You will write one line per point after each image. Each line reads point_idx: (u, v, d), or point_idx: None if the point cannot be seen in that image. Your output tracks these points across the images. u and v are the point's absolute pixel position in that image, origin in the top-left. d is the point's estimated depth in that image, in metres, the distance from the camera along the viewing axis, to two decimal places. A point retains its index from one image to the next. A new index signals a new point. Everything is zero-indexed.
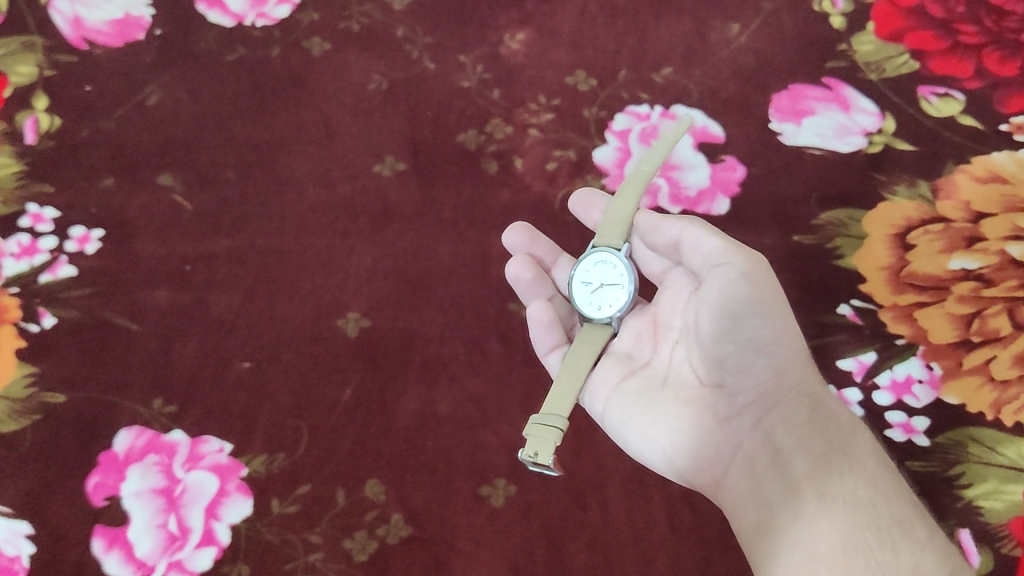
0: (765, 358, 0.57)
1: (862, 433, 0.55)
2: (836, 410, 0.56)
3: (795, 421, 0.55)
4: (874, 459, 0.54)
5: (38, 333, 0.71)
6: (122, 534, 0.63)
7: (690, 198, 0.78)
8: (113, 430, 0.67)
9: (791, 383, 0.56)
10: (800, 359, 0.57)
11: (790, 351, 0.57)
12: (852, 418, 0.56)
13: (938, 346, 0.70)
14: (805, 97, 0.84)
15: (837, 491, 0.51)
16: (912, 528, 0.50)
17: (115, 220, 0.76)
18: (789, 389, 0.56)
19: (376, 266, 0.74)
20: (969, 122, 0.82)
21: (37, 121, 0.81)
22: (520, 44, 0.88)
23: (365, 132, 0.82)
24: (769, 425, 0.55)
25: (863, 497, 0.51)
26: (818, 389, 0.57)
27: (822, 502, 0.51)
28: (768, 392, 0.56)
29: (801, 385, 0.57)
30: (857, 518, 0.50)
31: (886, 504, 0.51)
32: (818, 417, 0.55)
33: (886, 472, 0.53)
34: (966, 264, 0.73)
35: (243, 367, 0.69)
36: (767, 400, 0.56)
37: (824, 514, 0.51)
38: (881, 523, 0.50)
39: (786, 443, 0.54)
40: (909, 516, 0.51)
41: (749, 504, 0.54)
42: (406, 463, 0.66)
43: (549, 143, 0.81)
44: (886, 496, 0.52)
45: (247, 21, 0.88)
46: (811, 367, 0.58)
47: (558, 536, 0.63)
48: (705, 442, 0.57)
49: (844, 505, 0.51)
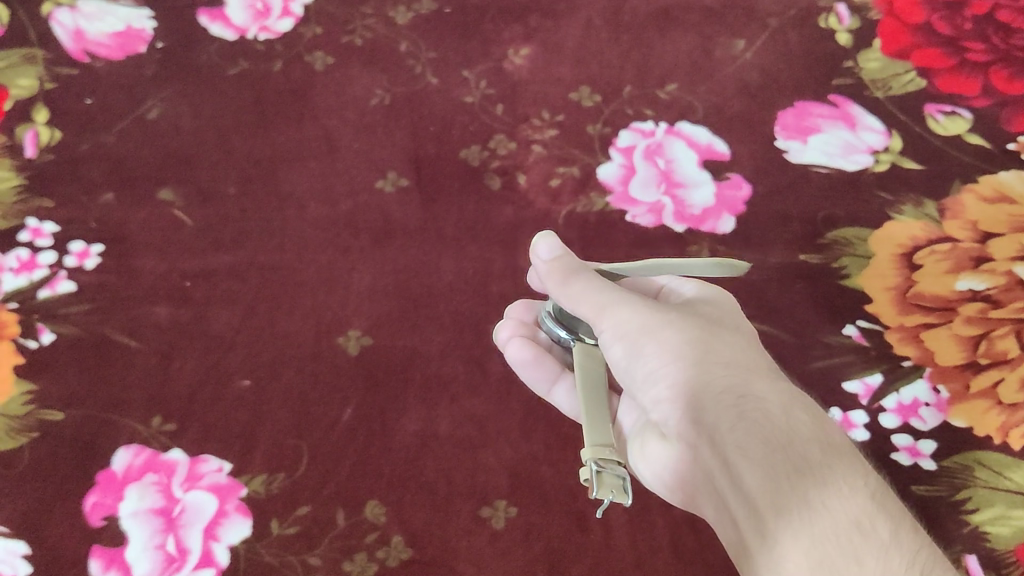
0: (678, 365, 0.54)
1: (798, 416, 0.51)
2: (764, 396, 0.52)
3: (727, 425, 0.51)
4: (816, 446, 0.50)
5: (36, 349, 0.70)
6: (119, 555, 0.62)
7: (694, 217, 0.77)
8: (111, 449, 0.66)
9: (715, 382, 0.53)
10: (721, 364, 0.54)
11: (704, 352, 0.54)
12: (785, 402, 0.52)
13: (945, 368, 0.70)
14: (811, 114, 0.83)
15: (786, 496, 0.47)
16: (872, 528, 0.46)
17: (115, 235, 0.75)
18: (711, 389, 0.53)
19: (378, 283, 0.74)
20: (976, 142, 0.82)
21: (37, 134, 0.80)
22: (523, 59, 0.87)
23: (367, 147, 0.81)
24: (709, 435, 0.52)
25: (815, 500, 0.47)
26: (742, 378, 0.53)
27: (779, 513, 0.47)
28: (694, 403, 0.53)
29: (721, 379, 0.53)
30: (814, 528, 0.46)
31: (838, 500, 0.47)
32: (748, 414, 0.51)
33: (835, 460, 0.49)
34: (973, 284, 0.73)
35: (243, 385, 0.69)
36: (690, 411, 0.53)
37: (784, 528, 0.47)
38: (839, 530, 0.46)
39: (728, 450, 0.50)
40: (867, 513, 0.47)
41: (724, 526, 0.50)
42: (406, 484, 0.65)
43: (553, 159, 0.81)
44: (835, 490, 0.48)
45: (249, 34, 0.88)
46: (733, 358, 0.54)
47: (560, 560, 0.63)
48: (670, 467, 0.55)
49: (798, 513, 0.47)
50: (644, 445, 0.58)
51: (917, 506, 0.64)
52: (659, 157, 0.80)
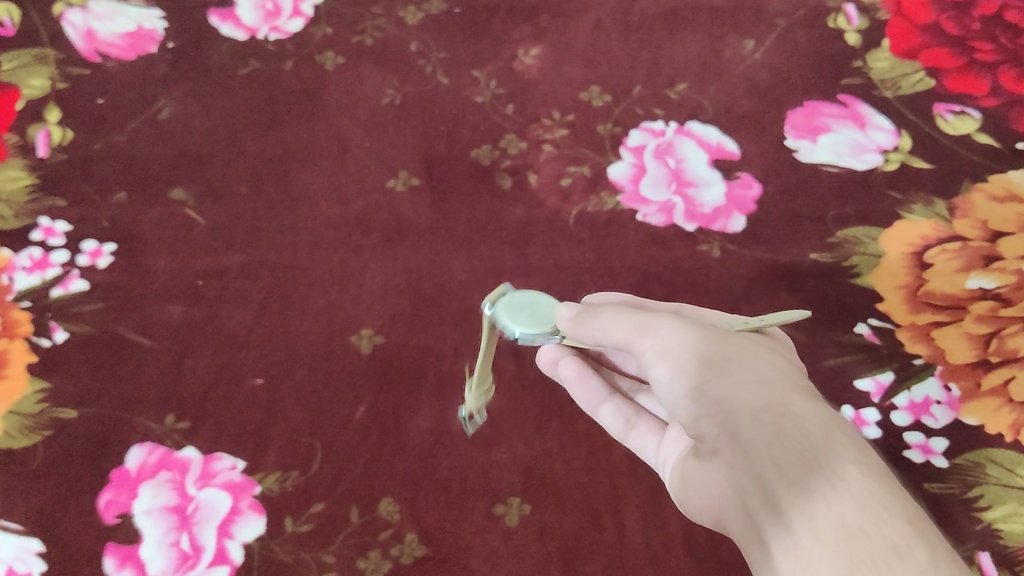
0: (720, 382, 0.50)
1: (835, 439, 0.46)
2: (806, 419, 0.47)
3: (766, 440, 0.46)
4: (858, 472, 0.44)
5: (49, 348, 0.70)
6: (134, 552, 0.62)
7: (705, 216, 0.77)
8: (125, 447, 0.66)
9: (751, 400, 0.48)
10: (756, 381, 0.50)
11: (744, 373, 0.51)
12: (830, 427, 0.47)
13: (956, 367, 0.70)
14: (820, 114, 0.83)
15: (820, 514, 0.42)
16: (910, 553, 0.40)
17: (127, 235, 0.75)
18: (747, 406, 0.48)
19: (390, 282, 0.74)
20: (985, 141, 0.82)
21: (49, 134, 0.80)
22: (534, 59, 0.88)
23: (378, 147, 0.81)
24: (743, 451, 0.47)
25: (851, 520, 0.42)
26: (782, 401, 0.49)
27: (811, 532, 0.42)
28: (730, 416, 0.48)
29: (763, 398, 0.48)
30: (849, 548, 0.41)
31: (878, 523, 0.42)
32: (788, 432, 0.46)
33: (879, 486, 0.44)
34: (983, 283, 0.73)
35: (256, 383, 0.69)
36: (724, 428, 0.48)
37: (815, 545, 0.41)
38: (875, 553, 0.40)
39: (762, 466, 0.45)
40: (905, 537, 0.41)
41: (750, 545, 0.45)
42: (420, 482, 0.65)
43: (564, 159, 0.81)
44: (876, 513, 0.42)
45: (260, 34, 0.88)
46: (768, 378, 0.50)
47: (574, 557, 0.63)
48: (696, 487, 0.50)
49: (833, 532, 0.41)
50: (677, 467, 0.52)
51: (930, 504, 0.64)
52: (669, 157, 0.81)
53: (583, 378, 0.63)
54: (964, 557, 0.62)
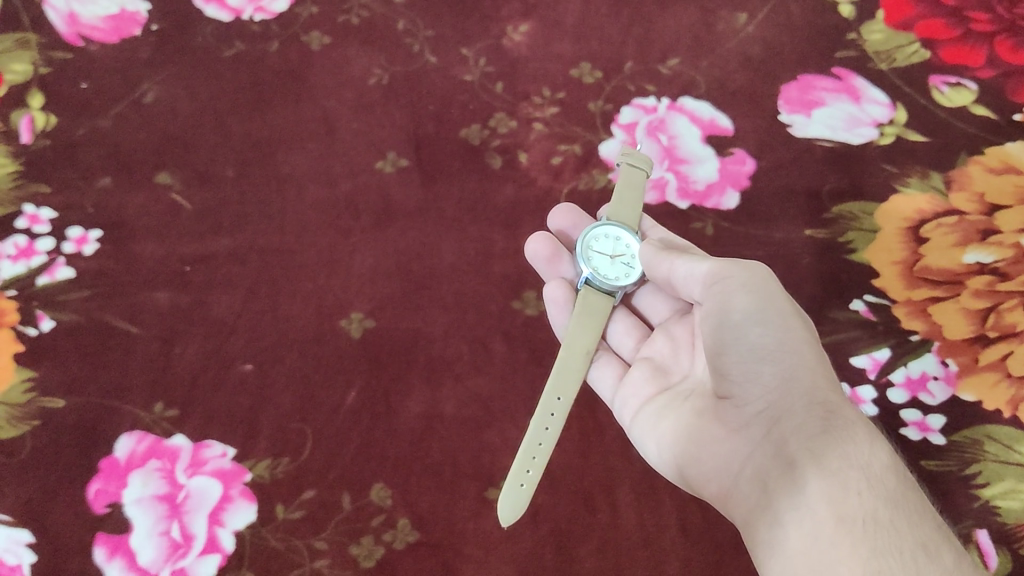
0: (771, 365, 0.53)
1: (878, 446, 0.49)
2: (855, 419, 0.50)
3: (808, 431, 0.50)
4: (893, 474, 0.48)
5: (36, 336, 0.69)
6: (123, 542, 0.61)
7: (698, 192, 0.76)
8: (114, 436, 0.65)
9: (804, 392, 0.51)
10: (814, 365, 0.53)
11: (803, 362, 0.53)
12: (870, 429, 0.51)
13: (954, 342, 0.69)
14: (814, 87, 0.82)
15: (854, 508, 0.46)
16: (938, 554, 0.45)
17: (114, 221, 0.74)
18: (805, 398, 0.51)
19: (379, 264, 0.73)
20: (981, 112, 0.81)
21: (32, 120, 0.79)
22: (523, 35, 0.87)
23: (367, 128, 0.80)
24: (779, 435, 0.51)
25: (884, 518, 0.46)
26: (835, 396, 0.52)
27: (839, 522, 0.46)
28: (778, 400, 0.52)
29: (819, 390, 0.52)
30: (877, 542, 0.45)
31: (908, 526, 0.46)
32: (834, 427, 0.49)
33: (909, 490, 0.48)
34: (980, 257, 0.72)
35: (245, 369, 0.68)
36: (776, 411, 0.51)
37: (843, 535, 0.45)
38: (904, 548, 0.45)
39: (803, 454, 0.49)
40: (933, 539, 0.46)
41: (760, 522, 0.49)
42: (412, 465, 0.64)
43: (555, 137, 0.80)
44: (905, 516, 0.46)
45: (244, 15, 0.87)
46: (827, 378, 0.53)
47: (569, 539, 0.62)
48: (710, 450, 0.54)
49: (864, 526, 0.45)
50: (694, 427, 0.56)
51: (927, 481, 0.63)
52: (661, 133, 0.79)
53: (550, 257, 0.68)
54: (961, 534, 0.62)
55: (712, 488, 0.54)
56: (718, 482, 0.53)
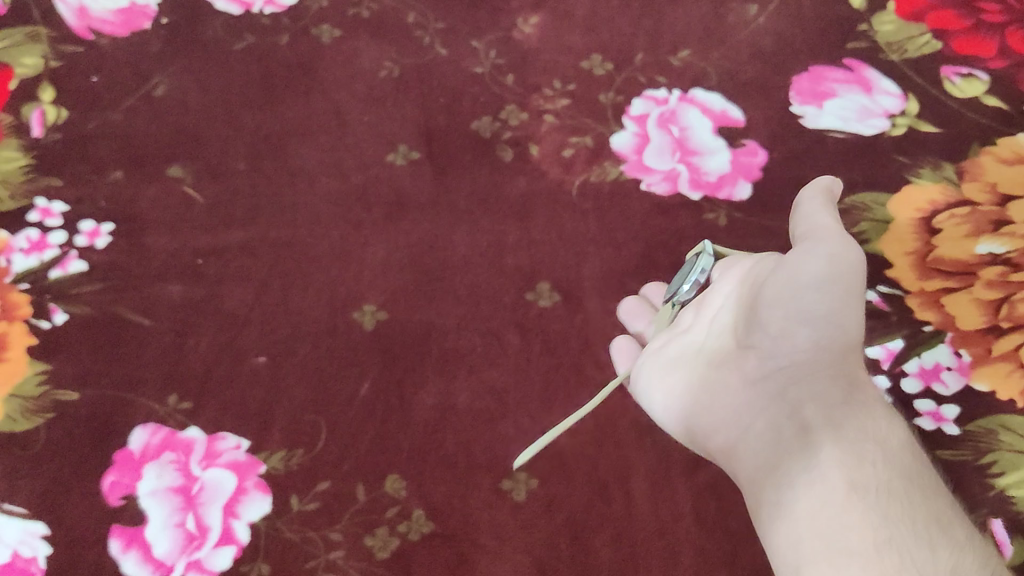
0: (809, 329, 0.61)
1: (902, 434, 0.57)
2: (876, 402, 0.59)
3: (831, 401, 0.58)
4: (908, 453, 0.56)
5: (49, 329, 0.69)
6: (139, 534, 0.61)
7: (711, 184, 0.76)
8: (128, 428, 0.65)
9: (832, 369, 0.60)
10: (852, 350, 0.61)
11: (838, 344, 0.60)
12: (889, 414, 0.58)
13: (968, 333, 0.69)
14: (826, 79, 0.82)
15: (869, 476, 0.54)
16: (952, 530, 0.52)
17: (125, 213, 0.74)
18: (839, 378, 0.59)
19: (391, 257, 0.73)
20: (993, 103, 0.81)
21: (43, 113, 0.80)
22: (533, 28, 0.86)
23: (378, 121, 0.80)
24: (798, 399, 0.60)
25: (902, 494, 0.53)
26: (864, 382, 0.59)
27: (854, 487, 0.53)
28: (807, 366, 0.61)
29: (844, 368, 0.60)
30: (890, 510, 0.52)
31: (922, 501, 0.53)
32: (856, 402, 0.58)
33: (921, 467, 0.56)
34: (993, 247, 0.72)
35: (258, 361, 0.68)
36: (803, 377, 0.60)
37: (856, 500, 0.53)
38: (916, 519, 0.52)
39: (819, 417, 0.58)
40: (948, 515, 0.53)
41: (770, 477, 0.57)
42: (426, 457, 0.64)
43: (566, 130, 0.80)
44: (920, 493, 0.53)
45: (254, 8, 0.87)
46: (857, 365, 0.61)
47: (583, 530, 0.62)
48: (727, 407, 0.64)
49: (877, 495, 0.53)
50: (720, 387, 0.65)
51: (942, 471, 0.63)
52: (673, 125, 0.79)
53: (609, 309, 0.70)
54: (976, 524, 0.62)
55: (721, 439, 0.62)
56: (728, 434, 0.62)
